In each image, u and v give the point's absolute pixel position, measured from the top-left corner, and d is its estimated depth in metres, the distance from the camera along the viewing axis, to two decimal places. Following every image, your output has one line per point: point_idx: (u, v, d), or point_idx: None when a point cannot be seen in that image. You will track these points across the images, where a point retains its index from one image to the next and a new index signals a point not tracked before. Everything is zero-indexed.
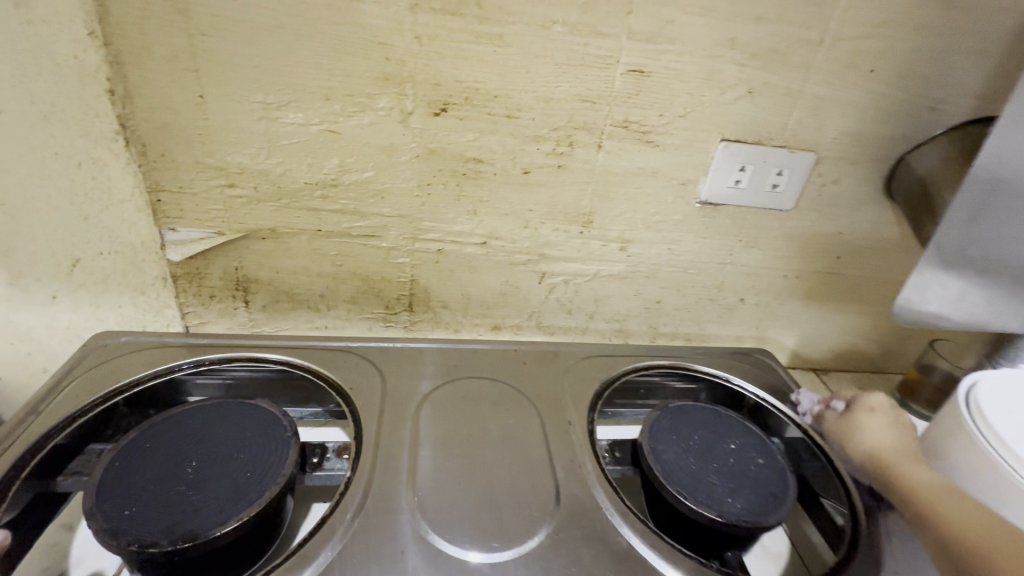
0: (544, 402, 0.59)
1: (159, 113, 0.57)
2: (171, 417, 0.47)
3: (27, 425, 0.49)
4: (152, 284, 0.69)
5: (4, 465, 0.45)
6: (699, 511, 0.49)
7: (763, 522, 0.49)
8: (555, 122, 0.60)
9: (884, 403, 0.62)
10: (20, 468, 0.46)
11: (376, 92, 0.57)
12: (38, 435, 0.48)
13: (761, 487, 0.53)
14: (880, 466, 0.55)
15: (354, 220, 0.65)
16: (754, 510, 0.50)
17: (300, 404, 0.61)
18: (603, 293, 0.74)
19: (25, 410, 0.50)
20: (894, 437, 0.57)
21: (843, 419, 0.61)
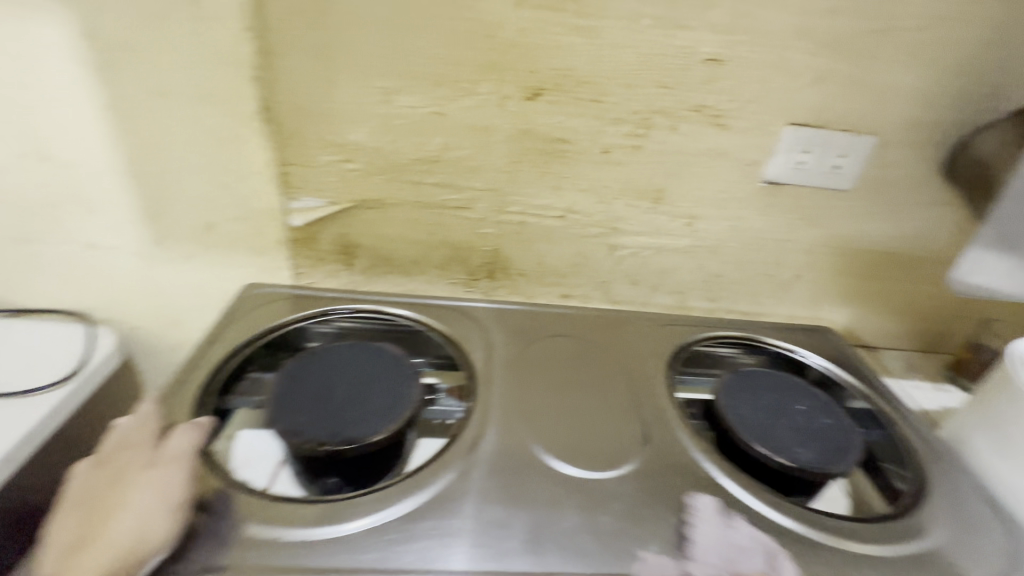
0: (626, 357, 0.67)
1: (296, 96, 0.66)
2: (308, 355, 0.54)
3: (210, 351, 0.61)
4: (271, 247, 0.80)
5: (200, 378, 0.58)
6: (771, 457, 0.52)
7: (833, 469, 0.52)
8: (635, 106, 0.67)
9: None
10: (209, 384, 0.58)
11: (479, 79, 0.65)
12: (219, 359, 0.60)
13: (828, 441, 0.55)
14: None
15: (449, 193, 0.74)
16: (822, 459, 0.53)
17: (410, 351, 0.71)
18: (667, 265, 0.81)
19: (207, 339, 0.62)
20: None
21: None
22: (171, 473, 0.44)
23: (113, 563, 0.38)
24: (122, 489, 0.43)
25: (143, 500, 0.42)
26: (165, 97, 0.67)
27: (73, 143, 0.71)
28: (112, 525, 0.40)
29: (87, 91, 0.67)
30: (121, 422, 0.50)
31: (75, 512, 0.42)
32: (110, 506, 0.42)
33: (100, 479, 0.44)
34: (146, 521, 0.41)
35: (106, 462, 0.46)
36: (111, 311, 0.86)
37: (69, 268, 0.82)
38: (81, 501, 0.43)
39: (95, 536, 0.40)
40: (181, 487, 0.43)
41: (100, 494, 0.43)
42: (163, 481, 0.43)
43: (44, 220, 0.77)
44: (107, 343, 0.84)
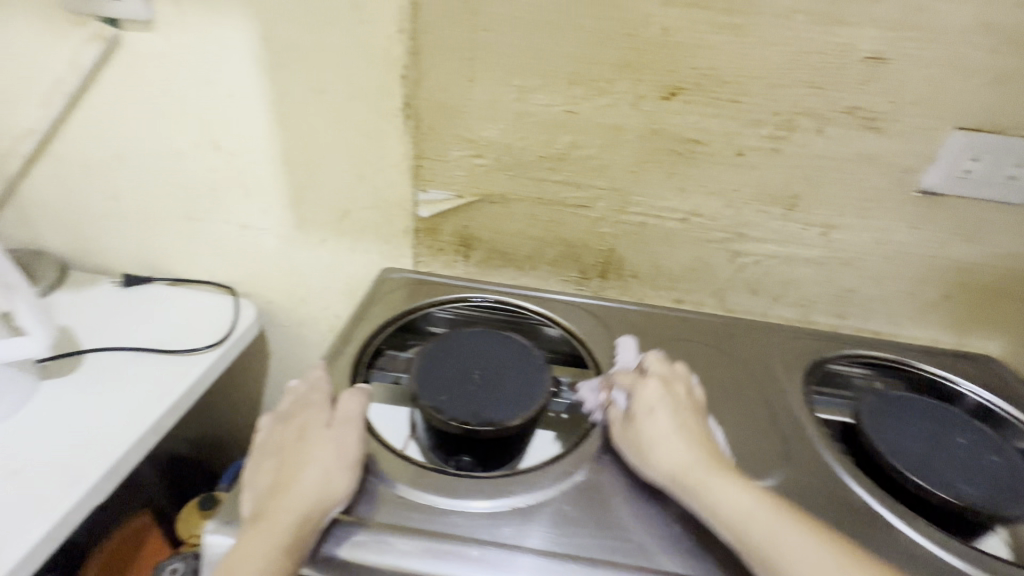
0: (760, 367, 0.65)
1: (437, 94, 0.70)
2: (445, 338, 0.57)
3: (357, 328, 0.66)
4: (396, 236, 0.85)
5: (353, 353, 0.63)
6: (931, 490, 0.50)
7: (1004, 510, 0.48)
8: (778, 107, 0.64)
9: None
10: (359, 359, 0.62)
11: (615, 78, 0.65)
12: (366, 337, 0.65)
13: (993, 480, 0.51)
14: None
15: (572, 191, 0.75)
16: (989, 497, 0.49)
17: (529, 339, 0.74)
18: (794, 276, 0.76)
19: (354, 317, 0.67)
20: None
21: None
22: (347, 432, 0.49)
23: (307, 507, 0.44)
24: (306, 441, 0.48)
25: (326, 453, 0.47)
26: (321, 94, 0.73)
27: (239, 134, 0.80)
28: (303, 472, 0.46)
29: (257, 89, 0.75)
30: (299, 381, 0.56)
31: (270, 457, 0.49)
32: (299, 455, 0.47)
33: (289, 430, 0.50)
34: (331, 473, 0.46)
35: (292, 415, 0.52)
36: (252, 286, 0.97)
37: (223, 244, 0.92)
38: (274, 449, 0.49)
39: (289, 478, 0.46)
40: (355, 446, 0.48)
41: (289, 443, 0.49)
42: (342, 439, 0.48)
43: (208, 201, 0.88)
44: (250, 312, 0.92)
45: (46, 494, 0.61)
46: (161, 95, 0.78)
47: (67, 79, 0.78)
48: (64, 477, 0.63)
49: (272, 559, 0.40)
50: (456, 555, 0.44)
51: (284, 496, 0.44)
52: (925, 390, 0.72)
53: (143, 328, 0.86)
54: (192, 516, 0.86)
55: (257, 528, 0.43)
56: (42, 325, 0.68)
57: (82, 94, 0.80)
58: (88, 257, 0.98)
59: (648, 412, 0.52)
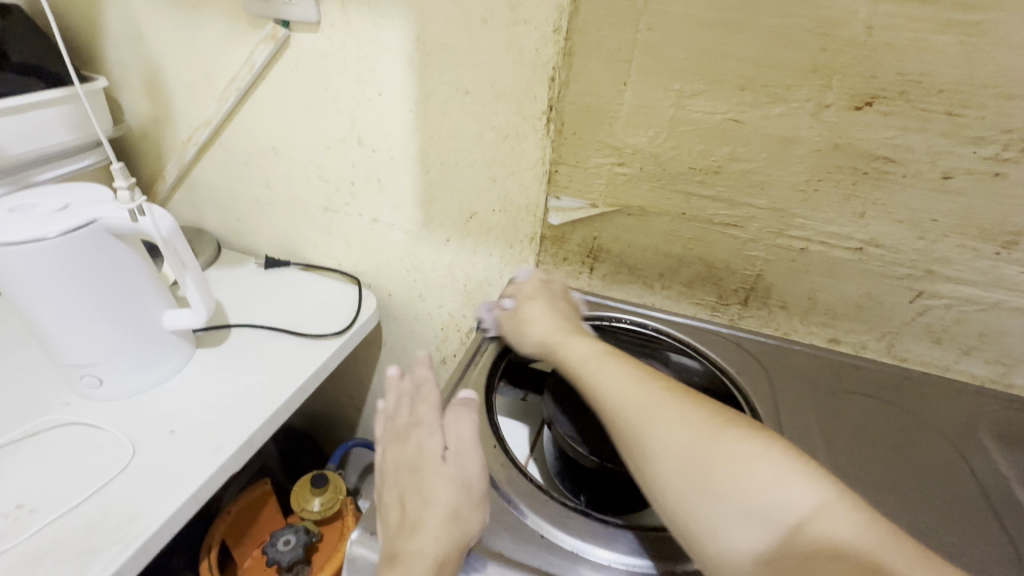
0: (953, 437, 0.59)
1: (584, 97, 0.67)
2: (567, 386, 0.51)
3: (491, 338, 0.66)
4: (520, 241, 0.83)
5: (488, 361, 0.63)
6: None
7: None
8: (1012, 123, 0.52)
9: None
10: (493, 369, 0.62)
11: (796, 84, 0.57)
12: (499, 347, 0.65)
13: None
14: None
15: (722, 208, 0.67)
16: None
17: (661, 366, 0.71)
18: (997, 328, 0.63)
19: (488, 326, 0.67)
20: None
21: None
22: (468, 464, 0.48)
23: (441, 549, 0.42)
24: (427, 472, 0.47)
25: (450, 489, 0.46)
26: (465, 94, 0.73)
27: (382, 132, 0.82)
28: (430, 509, 0.45)
29: (403, 88, 0.77)
30: (402, 394, 0.55)
31: (392, 487, 0.48)
32: (423, 489, 0.46)
33: (404, 454, 0.50)
34: (459, 511, 0.45)
35: (405, 437, 0.51)
36: (375, 277, 1.00)
37: (354, 236, 0.97)
38: (394, 477, 0.49)
39: (417, 516, 0.45)
40: (478, 478, 0.48)
41: (410, 473, 0.48)
42: (464, 472, 0.48)
43: (346, 194, 0.92)
44: (371, 302, 0.96)
45: (193, 459, 0.65)
46: (316, 93, 0.83)
47: (241, 76, 0.85)
48: (208, 445, 0.67)
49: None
50: None
51: (416, 535, 0.43)
52: None
53: (280, 309, 0.92)
54: (303, 491, 0.91)
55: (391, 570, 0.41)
56: (203, 302, 0.73)
57: (251, 90, 0.87)
58: (238, 238, 1.07)
59: (529, 301, 0.63)
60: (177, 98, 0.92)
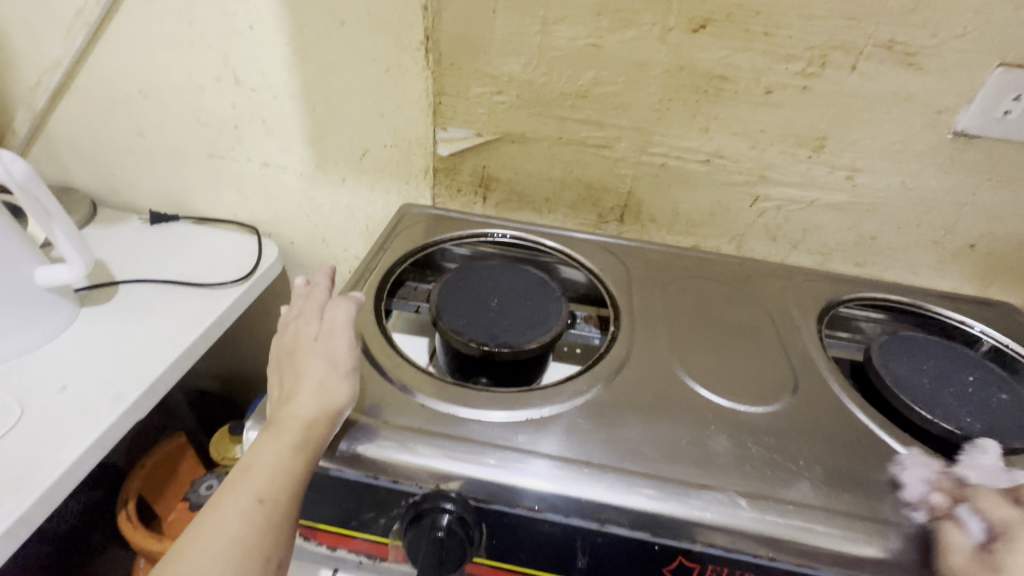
0: (772, 302, 0.63)
1: (458, 25, 0.69)
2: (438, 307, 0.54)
3: (381, 257, 0.66)
4: (415, 176, 0.85)
5: (377, 277, 0.63)
6: (936, 422, 0.49)
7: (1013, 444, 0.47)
8: (812, 41, 0.62)
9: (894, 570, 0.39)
10: (384, 284, 0.63)
11: (643, 9, 0.63)
12: (390, 264, 0.66)
13: (1002, 416, 0.51)
14: None
15: (592, 130, 0.74)
16: (994, 433, 0.49)
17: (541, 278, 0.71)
18: (814, 223, 0.76)
19: (379, 246, 0.67)
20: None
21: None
22: (338, 347, 0.48)
23: (311, 414, 0.44)
24: (301, 355, 0.48)
25: (323, 369, 0.47)
26: (341, 25, 0.72)
27: (260, 68, 0.79)
28: (301, 381, 0.46)
29: (276, 21, 0.74)
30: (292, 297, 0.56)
31: (272, 373, 0.49)
32: (294, 368, 0.47)
33: (287, 343, 0.50)
34: (324, 382, 0.46)
35: (288, 329, 0.51)
36: (273, 226, 0.99)
37: (245, 182, 0.94)
38: (275, 364, 0.49)
39: (288, 391, 0.46)
40: (346, 357, 0.48)
41: (286, 360, 0.49)
42: (337, 357, 0.48)
43: (230, 139, 0.88)
44: (272, 250, 0.95)
45: (91, 409, 0.65)
46: (181, 28, 0.78)
47: (89, 9, 0.78)
48: (107, 395, 0.67)
49: (282, 464, 0.41)
50: (475, 460, 0.43)
51: (287, 404, 0.45)
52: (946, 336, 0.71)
53: (172, 263, 0.89)
54: (222, 440, 0.92)
55: (263, 435, 0.43)
56: (80, 254, 0.70)
57: (105, 26, 0.80)
58: (115, 195, 1.00)
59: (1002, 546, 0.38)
60: (15, 36, 0.82)
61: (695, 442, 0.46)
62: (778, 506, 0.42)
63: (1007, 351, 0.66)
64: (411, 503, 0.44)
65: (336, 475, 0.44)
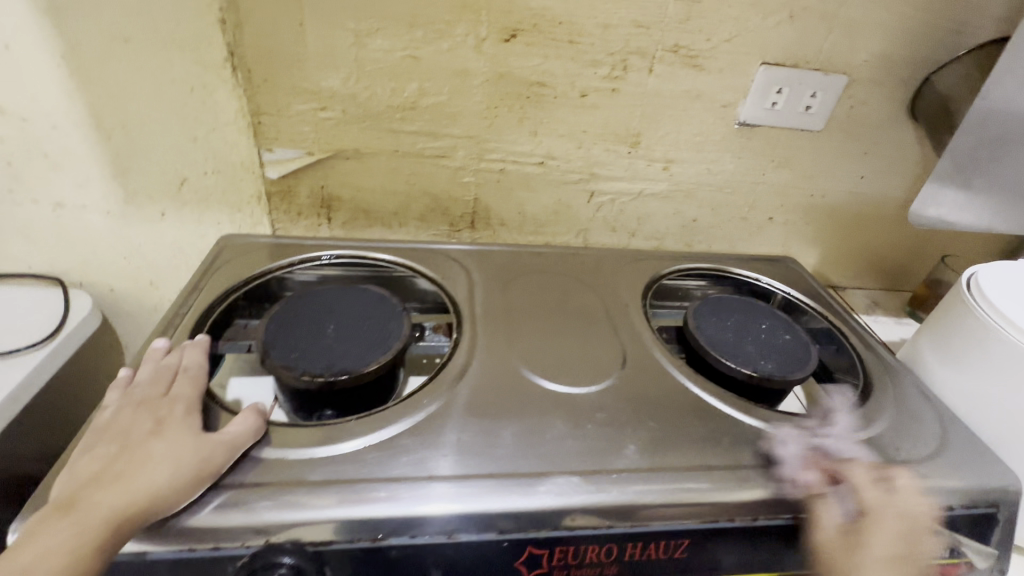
0: (602, 283, 0.67)
1: (263, 40, 0.64)
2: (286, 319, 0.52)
3: (192, 301, 0.59)
4: (248, 202, 0.79)
5: (188, 325, 0.56)
6: (738, 369, 0.56)
7: (793, 376, 0.56)
8: (612, 48, 0.67)
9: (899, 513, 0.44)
10: (197, 330, 0.56)
11: (454, 20, 0.64)
12: (203, 308, 0.59)
13: (789, 354, 0.59)
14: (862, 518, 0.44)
15: (428, 141, 0.73)
16: (783, 368, 0.57)
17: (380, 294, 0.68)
18: (645, 212, 0.83)
19: (189, 289, 0.60)
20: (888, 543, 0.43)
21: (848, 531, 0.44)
22: (214, 439, 0.43)
23: (135, 506, 0.37)
24: (151, 436, 0.42)
25: (184, 452, 0.41)
26: (126, 43, 0.64)
27: (31, 93, 0.68)
28: (142, 466, 0.40)
29: (42, 39, 0.64)
30: (168, 363, 0.50)
31: (107, 443, 0.42)
32: (140, 450, 0.41)
33: (143, 418, 0.44)
34: (174, 472, 0.40)
35: (152, 403, 0.46)
36: (84, 274, 0.85)
37: (39, 228, 0.79)
38: (117, 434, 0.43)
39: (126, 470, 0.39)
40: (215, 448, 0.42)
41: (137, 435, 0.42)
42: (203, 445, 0.42)
43: (7, 178, 0.74)
44: (84, 303, 0.82)
45: None
46: None
47: None
48: None
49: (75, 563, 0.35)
50: (307, 503, 0.40)
51: (108, 489, 0.38)
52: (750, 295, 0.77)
53: None
54: None
55: (70, 518, 0.36)
56: None
57: None
58: None
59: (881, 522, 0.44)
60: None
61: (536, 434, 0.47)
62: (603, 475, 0.44)
63: (793, 299, 0.73)
64: (239, 566, 0.39)
65: (152, 558, 0.38)
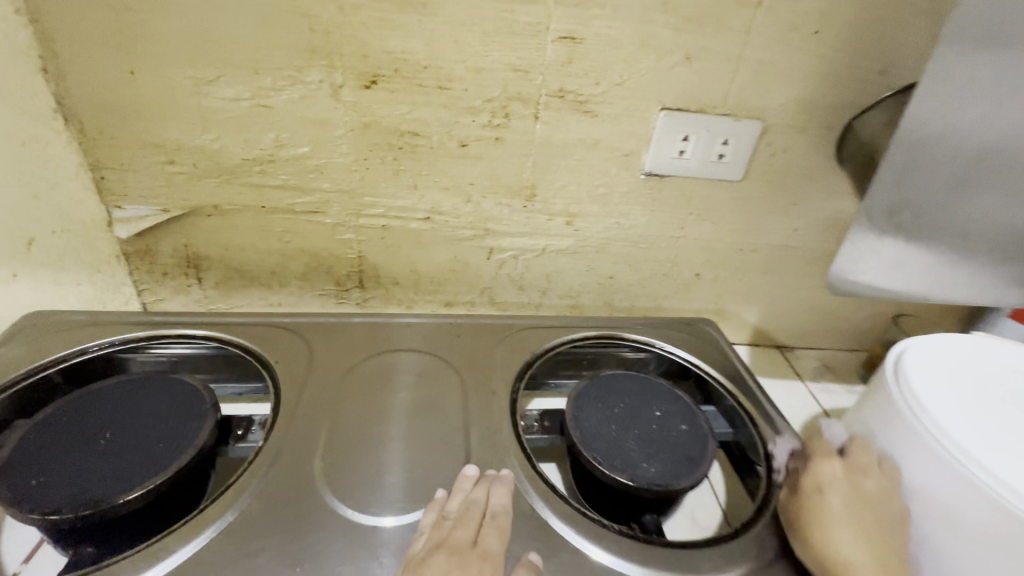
0: (468, 365, 0.58)
1: (94, 90, 0.58)
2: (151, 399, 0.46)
3: None
4: (107, 261, 0.69)
5: None
6: (611, 476, 0.47)
7: (676, 485, 0.47)
8: (488, 94, 0.59)
9: (839, 474, 0.48)
10: None
11: (305, 65, 0.57)
12: None
13: (679, 452, 0.50)
14: (796, 503, 0.48)
15: (296, 196, 0.66)
16: (667, 474, 0.48)
17: (211, 375, 0.60)
18: (554, 269, 0.74)
19: None
20: (856, 543, 0.43)
21: (789, 501, 0.49)
22: None
23: None
24: None
25: None
26: None
27: None
28: None
29: None
30: (478, 499, 0.44)
31: None
32: None
33: (444, 571, 0.38)
34: None
35: (463, 553, 0.40)
36: None
37: None
38: None
39: None
40: None
41: None
42: None
43: None
44: None
45: None
46: None
47: None
48: None
49: None
50: None
51: None
52: (661, 367, 0.69)
53: None
54: None
55: None
56: None
57: None
58: None
59: (817, 491, 0.47)
60: None
61: None
62: None
63: (709, 379, 0.65)
64: None
65: None
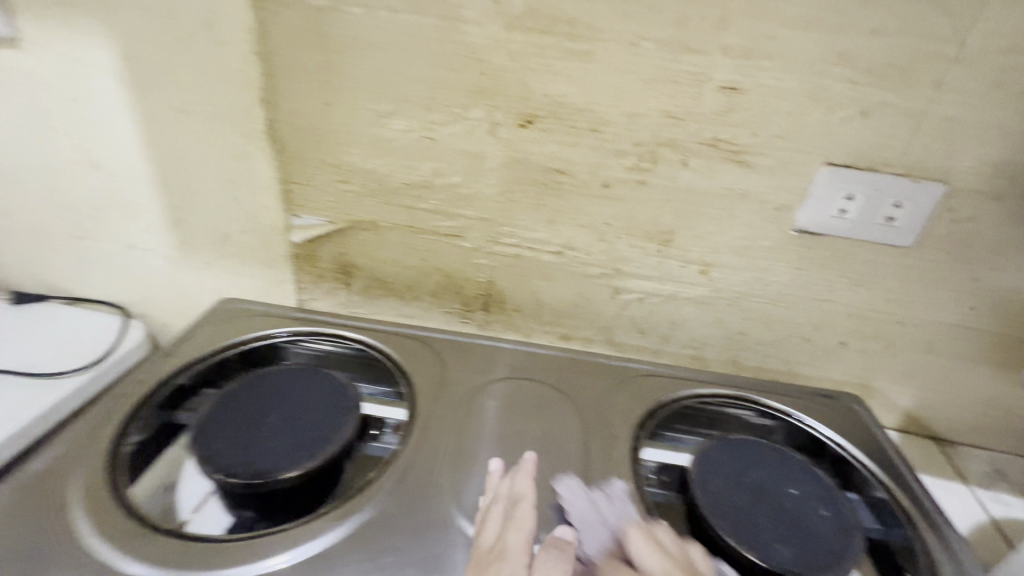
0: (586, 405, 0.59)
1: (295, 116, 0.68)
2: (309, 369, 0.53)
3: (157, 365, 0.59)
4: (278, 260, 0.79)
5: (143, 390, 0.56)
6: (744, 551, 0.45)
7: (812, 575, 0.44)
8: (639, 138, 0.60)
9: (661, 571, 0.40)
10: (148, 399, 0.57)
11: (470, 104, 0.62)
12: (167, 373, 0.59)
13: (815, 540, 0.47)
14: None
15: (442, 220, 0.71)
16: (802, 560, 0.45)
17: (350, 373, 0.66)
18: (679, 316, 0.71)
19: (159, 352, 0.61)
20: None
21: None
22: None
23: None
24: None
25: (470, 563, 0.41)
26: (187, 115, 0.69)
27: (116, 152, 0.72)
28: None
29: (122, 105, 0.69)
30: (499, 490, 0.47)
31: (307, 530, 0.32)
32: None
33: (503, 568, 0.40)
34: None
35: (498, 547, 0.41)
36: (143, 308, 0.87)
37: (114, 266, 0.82)
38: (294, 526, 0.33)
39: None
40: None
41: None
42: None
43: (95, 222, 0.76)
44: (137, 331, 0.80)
45: None
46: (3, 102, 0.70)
47: None
48: None
49: None
50: None
51: None
52: (790, 439, 0.64)
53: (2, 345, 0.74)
54: None
55: None
56: None
57: None
58: None
59: None
60: None
61: None
62: None
63: (851, 462, 0.60)
64: None
65: None
